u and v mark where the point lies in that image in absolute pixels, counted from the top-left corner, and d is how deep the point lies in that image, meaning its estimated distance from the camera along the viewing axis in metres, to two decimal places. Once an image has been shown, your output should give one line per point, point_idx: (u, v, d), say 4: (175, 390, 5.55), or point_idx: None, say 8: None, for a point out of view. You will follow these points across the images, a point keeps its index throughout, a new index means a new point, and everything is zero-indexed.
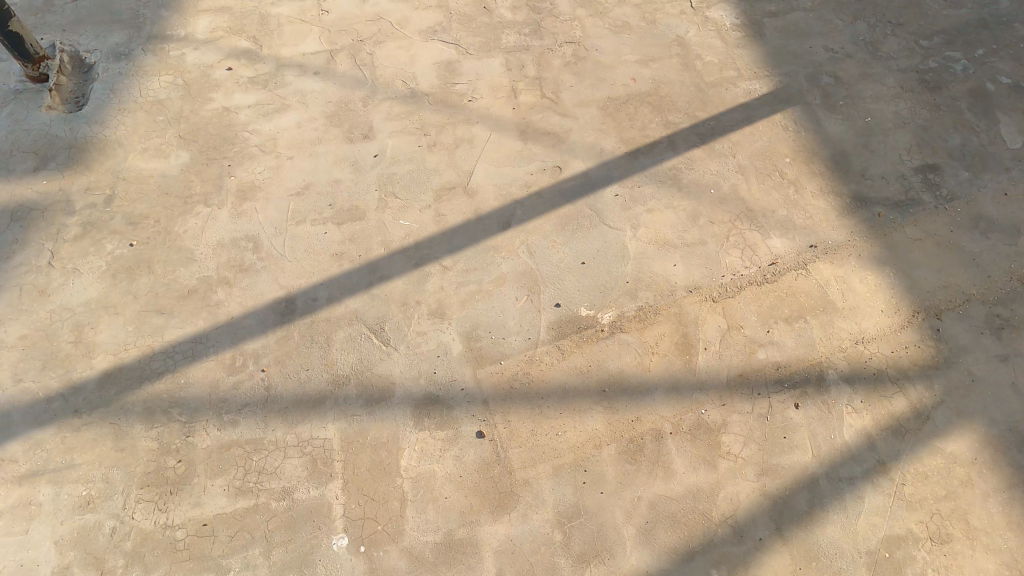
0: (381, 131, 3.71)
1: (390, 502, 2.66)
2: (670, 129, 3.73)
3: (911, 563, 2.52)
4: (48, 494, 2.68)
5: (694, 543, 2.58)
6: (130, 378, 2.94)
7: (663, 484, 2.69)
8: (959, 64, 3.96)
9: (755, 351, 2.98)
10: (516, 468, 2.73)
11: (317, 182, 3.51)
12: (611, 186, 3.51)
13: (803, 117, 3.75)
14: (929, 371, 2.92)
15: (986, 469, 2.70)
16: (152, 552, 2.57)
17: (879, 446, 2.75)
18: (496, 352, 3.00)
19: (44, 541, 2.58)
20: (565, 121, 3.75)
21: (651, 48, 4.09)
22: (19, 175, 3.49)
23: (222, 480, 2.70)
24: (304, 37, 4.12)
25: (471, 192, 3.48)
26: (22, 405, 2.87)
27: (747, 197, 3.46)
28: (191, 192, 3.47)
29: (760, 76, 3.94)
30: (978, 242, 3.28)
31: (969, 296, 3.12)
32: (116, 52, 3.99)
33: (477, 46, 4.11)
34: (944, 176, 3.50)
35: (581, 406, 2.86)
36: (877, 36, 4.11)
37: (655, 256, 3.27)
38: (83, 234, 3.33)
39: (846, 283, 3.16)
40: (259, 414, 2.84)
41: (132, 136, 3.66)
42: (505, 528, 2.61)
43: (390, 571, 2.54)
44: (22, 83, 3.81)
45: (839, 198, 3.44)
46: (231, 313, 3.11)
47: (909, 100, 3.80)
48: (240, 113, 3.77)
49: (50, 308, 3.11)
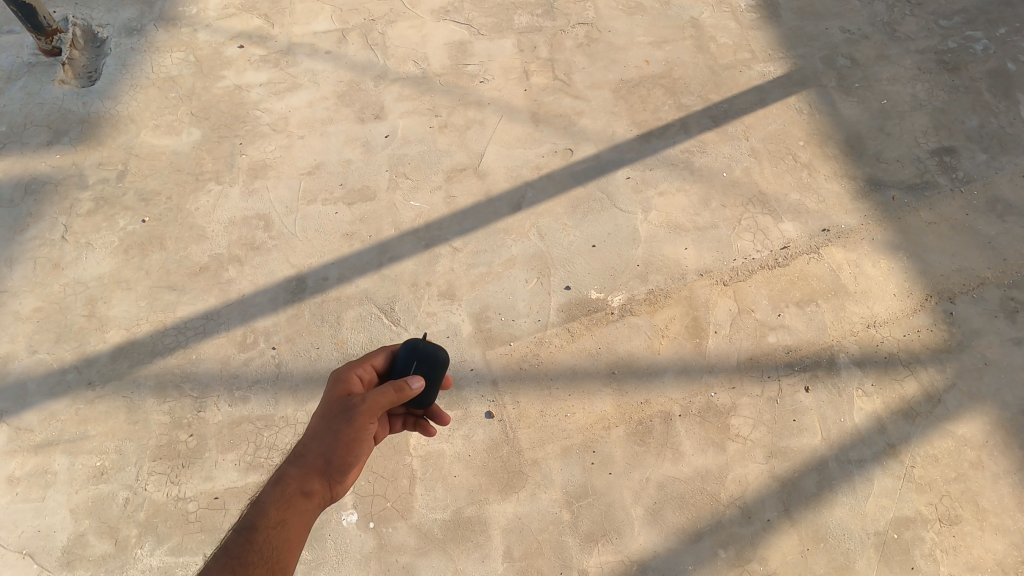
0: (392, 110, 3.70)
1: (399, 480, 2.68)
2: (683, 111, 3.70)
3: (920, 545, 2.53)
4: (63, 463, 2.72)
5: (702, 524, 2.59)
6: (142, 353, 2.96)
7: (671, 465, 2.70)
8: (978, 44, 3.89)
9: (765, 334, 2.97)
10: (525, 448, 2.74)
11: (328, 162, 3.51)
12: (623, 168, 3.49)
13: (818, 99, 3.71)
14: (942, 355, 2.90)
15: (997, 451, 2.69)
16: (164, 523, 2.60)
17: (889, 429, 2.74)
18: (505, 332, 3.00)
19: (60, 508, 2.63)
20: (576, 102, 3.73)
21: (665, 29, 4.04)
22: (32, 149, 3.50)
23: (234, 454, 2.73)
24: (316, 15, 4.10)
25: (481, 173, 3.47)
26: (37, 376, 2.90)
27: (760, 180, 3.43)
28: (203, 170, 3.48)
29: (775, 58, 3.89)
30: (994, 225, 3.25)
31: (984, 280, 3.09)
32: (128, 27, 3.98)
33: (489, 27, 4.07)
34: (961, 158, 3.46)
35: (590, 387, 2.87)
36: (895, 16, 4.04)
37: (666, 239, 3.26)
38: (96, 209, 3.35)
39: (859, 267, 3.14)
40: (270, 391, 2.87)
41: (145, 112, 3.67)
42: (513, 506, 2.63)
43: (399, 547, 2.56)
44: (35, 57, 3.81)
45: (853, 181, 3.41)
46: (242, 290, 3.13)
47: (927, 82, 3.75)
48: (252, 92, 3.77)
49: (64, 282, 3.14)
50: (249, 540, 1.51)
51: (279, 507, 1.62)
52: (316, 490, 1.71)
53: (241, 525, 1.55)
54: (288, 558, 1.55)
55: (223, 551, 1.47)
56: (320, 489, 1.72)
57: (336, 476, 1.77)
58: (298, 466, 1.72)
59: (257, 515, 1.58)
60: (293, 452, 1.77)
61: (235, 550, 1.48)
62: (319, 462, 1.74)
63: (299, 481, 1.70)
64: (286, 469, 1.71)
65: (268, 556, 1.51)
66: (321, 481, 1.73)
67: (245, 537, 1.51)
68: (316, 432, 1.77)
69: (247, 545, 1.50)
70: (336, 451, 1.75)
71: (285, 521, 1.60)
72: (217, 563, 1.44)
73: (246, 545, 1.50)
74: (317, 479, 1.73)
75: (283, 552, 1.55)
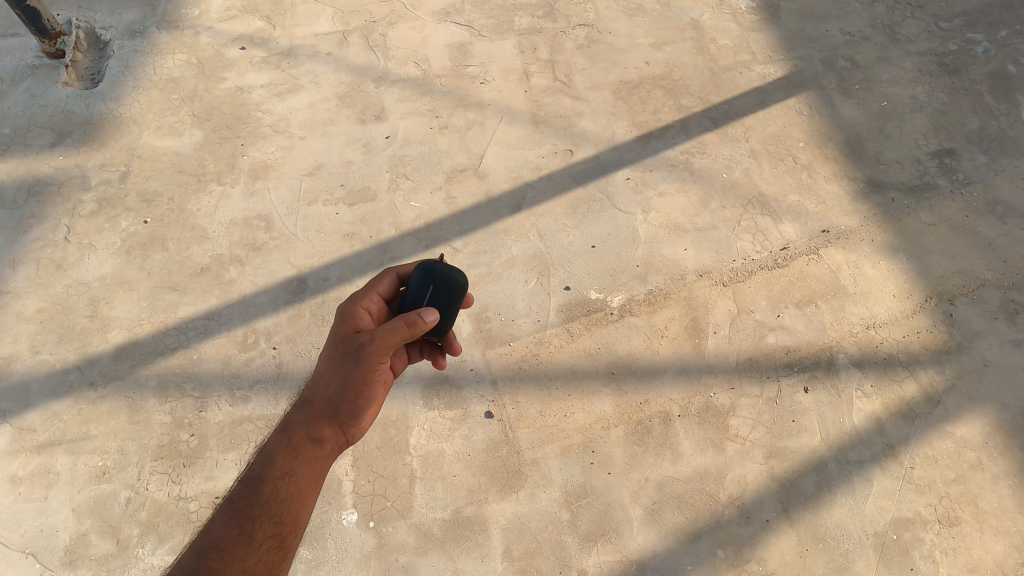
0: (392, 112, 3.71)
1: (399, 480, 2.69)
2: (683, 112, 3.70)
3: (919, 546, 2.53)
4: (65, 463, 2.73)
5: (701, 524, 2.59)
6: (144, 353, 2.98)
7: (671, 465, 2.70)
8: (979, 46, 3.90)
9: (764, 335, 2.98)
10: (525, 448, 2.75)
11: (328, 163, 3.53)
12: (622, 169, 3.50)
13: (818, 101, 3.71)
14: (941, 357, 2.90)
15: (997, 453, 2.69)
16: (165, 522, 2.62)
17: (888, 430, 2.74)
18: (505, 333, 3.01)
19: (62, 508, 2.64)
20: (576, 104, 3.74)
21: (665, 31, 4.05)
22: (36, 151, 3.52)
23: (235, 454, 2.75)
24: (317, 17, 4.12)
25: (482, 174, 3.48)
26: (40, 376, 2.92)
27: (759, 182, 3.43)
28: (204, 170, 3.50)
29: (775, 59, 3.90)
30: (994, 227, 3.25)
31: (984, 281, 3.09)
32: (131, 30, 4.00)
33: (490, 28, 4.09)
34: (961, 160, 3.46)
35: (589, 388, 2.87)
36: (896, 18, 4.04)
37: (665, 239, 3.26)
38: (99, 210, 3.37)
39: (858, 268, 3.14)
40: (271, 391, 2.88)
41: (147, 114, 3.69)
42: (512, 506, 2.64)
43: (399, 546, 2.57)
44: (39, 59, 3.83)
45: (853, 182, 3.41)
46: (243, 291, 3.14)
47: (927, 84, 3.75)
48: (253, 93, 3.78)
49: (66, 282, 3.16)
50: (257, 492, 1.73)
51: (287, 457, 1.83)
52: (325, 435, 1.92)
53: (250, 476, 1.77)
54: (296, 505, 1.78)
55: (233, 503, 1.70)
56: (329, 435, 1.92)
57: (344, 419, 1.95)
58: (306, 413, 1.92)
59: (265, 465, 1.79)
60: (303, 398, 1.96)
61: (242, 503, 1.70)
62: (325, 408, 1.93)
63: (306, 429, 1.90)
64: (295, 417, 1.92)
65: (275, 506, 1.73)
66: (328, 426, 1.93)
67: (253, 489, 1.73)
68: (322, 378, 1.94)
69: (255, 497, 1.72)
70: (342, 396, 1.92)
71: (292, 470, 1.81)
72: (227, 514, 1.67)
73: (253, 497, 1.72)
74: (324, 426, 1.92)
75: (291, 500, 1.77)
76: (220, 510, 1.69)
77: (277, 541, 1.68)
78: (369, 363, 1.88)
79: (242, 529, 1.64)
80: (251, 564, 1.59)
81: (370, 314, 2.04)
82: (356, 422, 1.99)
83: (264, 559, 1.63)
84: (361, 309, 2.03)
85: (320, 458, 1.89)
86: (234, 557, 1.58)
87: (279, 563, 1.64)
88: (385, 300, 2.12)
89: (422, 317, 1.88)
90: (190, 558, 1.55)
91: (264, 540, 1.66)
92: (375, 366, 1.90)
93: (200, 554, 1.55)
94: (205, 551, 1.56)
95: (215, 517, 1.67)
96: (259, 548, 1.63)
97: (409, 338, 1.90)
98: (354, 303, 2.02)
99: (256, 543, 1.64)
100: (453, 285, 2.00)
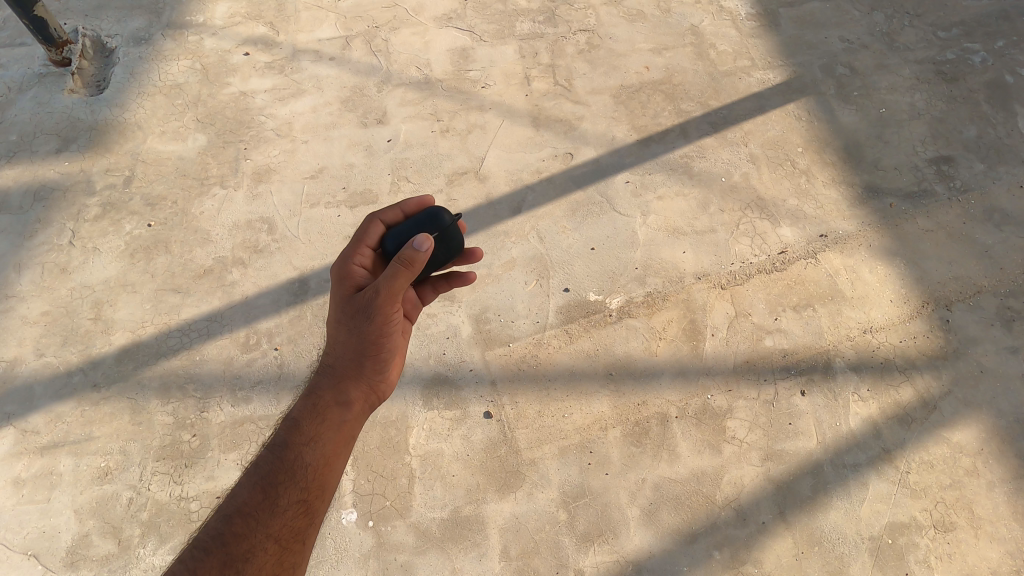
0: (395, 116, 3.75)
1: (398, 480, 2.71)
2: (682, 117, 3.73)
3: (914, 550, 2.54)
4: (68, 464, 2.76)
5: (697, 525, 2.61)
6: (147, 354, 3.01)
7: (668, 467, 2.72)
8: (977, 55, 3.92)
9: (761, 338, 3.00)
10: (523, 448, 2.77)
11: (330, 166, 3.56)
12: (622, 173, 3.52)
13: (816, 107, 3.74)
14: (937, 362, 2.92)
15: (992, 459, 2.70)
16: (166, 522, 2.64)
17: (884, 435, 2.76)
18: (504, 334, 3.04)
19: (64, 509, 2.67)
20: (577, 108, 3.77)
21: (665, 36, 4.09)
22: (42, 156, 3.57)
23: (236, 454, 2.77)
24: (321, 23, 4.17)
25: (482, 177, 3.51)
26: (43, 378, 2.95)
27: (758, 186, 3.46)
28: (208, 174, 3.54)
29: (774, 65, 3.93)
30: (991, 234, 3.27)
31: (980, 288, 3.11)
32: (137, 37, 4.05)
33: (492, 34, 4.13)
34: (958, 167, 3.48)
35: (587, 389, 2.89)
36: (894, 26, 4.08)
37: (664, 243, 3.29)
38: (103, 214, 3.41)
39: (856, 273, 3.16)
40: (272, 391, 2.91)
41: (152, 119, 3.73)
42: (509, 506, 2.66)
43: (397, 545, 2.59)
44: (46, 67, 3.89)
45: (851, 187, 3.44)
46: (245, 293, 3.17)
47: (925, 91, 3.78)
48: (257, 98, 3.83)
49: (71, 286, 3.20)
50: (282, 459, 1.80)
51: (312, 422, 1.89)
52: (352, 397, 1.98)
53: (277, 442, 1.84)
54: (322, 470, 1.83)
55: (259, 468, 1.77)
56: (356, 397, 1.98)
57: (369, 378, 2.01)
58: (329, 378, 1.97)
59: (290, 431, 1.86)
60: (323, 365, 2.01)
61: (266, 468, 1.77)
62: (347, 370, 1.99)
63: (331, 393, 1.96)
64: (319, 383, 1.97)
65: (300, 472, 1.79)
66: (354, 388, 1.98)
67: (277, 455, 1.80)
68: (339, 342, 1.99)
69: (280, 464, 1.79)
70: (364, 356, 1.97)
71: (317, 436, 1.87)
72: (252, 480, 1.73)
73: (277, 463, 1.78)
74: (350, 389, 1.98)
75: (316, 466, 1.83)
76: (246, 474, 1.75)
77: (303, 507, 1.75)
78: (381, 316, 1.91)
79: (266, 495, 1.71)
80: (276, 529, 1.67)
81: (366, 267, 2.03)
82: (382, 378, 2.04)
83: (291, 524, 1.69)
84: (356, 265, 2.01)
85: (347, 421, 1.95)
86: (259, 523, 1.65)
87: (305, 528, 1.72)
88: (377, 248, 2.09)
89: (418, 251, 1.81)
90: (216, 521, 1.63)
91: (289, 505, 1.72)
92: (389, 316, 1.93)
93: (227, 518, 1.64)
94: (231, 516, 1.64)
95: (242, 482, 1.74)
96: (284, 513, 1.70)
97: (412, 278, 1.89)
98: (348, 262, 2.00)
99: (281, 509, 1.70)
100: (440, 223, 2.06)
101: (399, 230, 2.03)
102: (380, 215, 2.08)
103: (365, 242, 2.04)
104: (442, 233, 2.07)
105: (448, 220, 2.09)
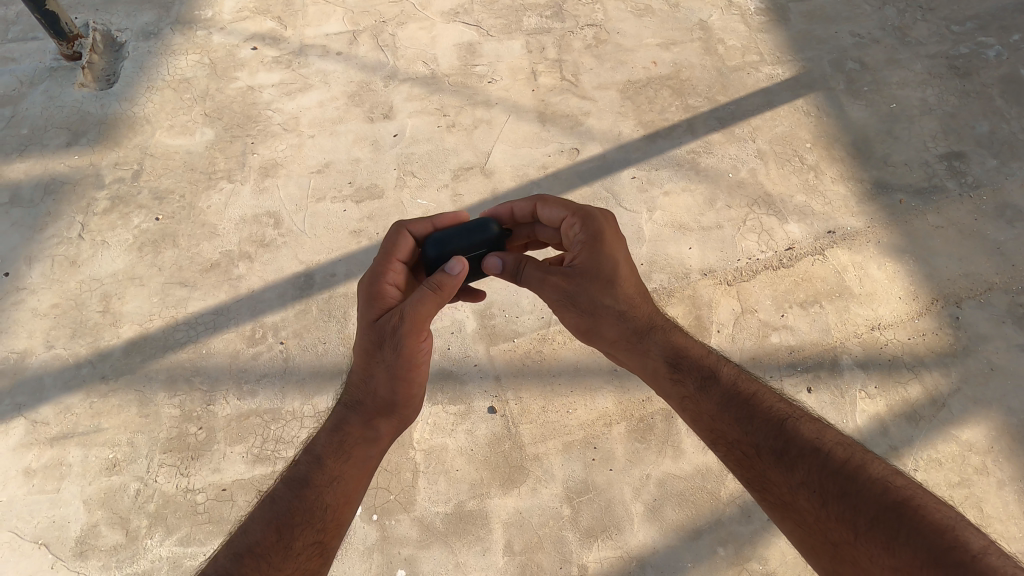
0: (401, 111, 3.75)
1: (402, 473, 2.71)
2: (690, 112, 3.71)
3: None
4: (77, 456, 2.78)
5: (701, 521, 2.60)
6: (154, 347, 3.03)
7: (672, 463, 2.71)
8: (991, 50, 3.88)
9: (767, 335, 2.98)
10: (527, 443, 2.77)
11: (337, 161, 3.57)
12: (628, 169, 3.51)
13: (825, 102, 3.71)
14: (947, 359, 2.89)
15: (1002, 458, 2.68)
16: (173, 514, 2.66)
17: (892, 432, 2.73)
18: (509, 329, 3.03)
19: (74, 500, 2.70)
20: (584, 103, 3.76)
21: (673, 31, 4.06)
22: (52, 150, 3.59)
23: (242, 447, 2.79)
24: (328, 17, 4.17)
25: (488, 172, 3.50)
26: (53, 370, 2.98)
27: (765, 182, 3.43)
28: (215, 169, 3.55)
29: (783, 60, 3.90)
30: (1003, 230, 3.23)
31: (991, 285, 3.08)
32: (146, 31, 4.07)
33: (499, 28, 4.11)
34: (970, 163, 3.45)
35: (592, 384, 2.89)
36: (906, 21, 4.03)
37: (670, 238, 3.27)
38: (112, 208, 3.43)
39: (864, 270, 3.14)
40: (277, 384, 2.92)
41: (161, 113, 3.75)
42: (514, 501, 2.66)
43: (401, 539, 2.60)
44: (57, 61, 3.91)
45: (860, 183, 3.41)
46: (251, 286, 3.19)
47: (937, 86, 3.74)
48: (264, 92, 3.84)
49: (80, 279, 3.22)
50: (300, 498, 1.86)
51: (337, 461, 1.96)
52: (380, 432, 2.05)
53: (297, 479, 1.90)
54: (341, 510, 1.91)
55: (275, 507, 1.84)
56: (384, 432, 2.05)
57: (398, 414, 2.07)
58: (360, 414, 2.03)
59: (312, 469, 1.93)
60: (353, 398, 2.06)
61: (283, 507, 1.84)
62: (377, 406, 2.03)
63: (360, 427, 2.02)
64: (347, 417, 2.03)
65: (318, 514, 1.85)
66: (384, 423, 2.04)
67: (297, 494, 1.87)
68: (367, 374, 2.02)
69: (297, 504, 1.85)
70: (395, 391, 2.02)
71: (340, 475, 1.94)
72: (266, 518, 1.81)
73: (295, 503, 1.85)
74: (380, 425, 2.03)
75: (336, 507, 1.90)
76: (261, 511, 1.83)
77: (318, 549, 1.81)
78: (407, 345, 1.95)
79: (280, 536, 1.77)
80: (288, 572, 1.72)
81: (399, 284, 2.09)
82: (409, 412, 2.11)
83: (302, 568, 1.75)
84: (388, 283, 2.06)
85: (372, 455, 2.04)
86: (271, 567, 1.70)
87: (318, 569, 1.78)
88: (407, 262, 2.17)
89: (449, 275, 1.95)
90: (227, 560, 1.71)
91: (303, 548, 1.78)
92: (415, 347, 1.96)
93: (237, 558, 1.71)
94: (242, 556, 1.71)
95: (258, 520, 1.81)
96: (296, 557, 1.76)
97: (439, 304, 1.98)
98: (379, 281, 2.05)
99: (295, 551, 1.77)
100: (487, 234, 2.16)
101: (436, 243, 2.10)
102: (409, 227, 2.15)
103: (394, 256, 2.11)
104: (491, 243, 2.16)
105: (495, 229, 2.18)
